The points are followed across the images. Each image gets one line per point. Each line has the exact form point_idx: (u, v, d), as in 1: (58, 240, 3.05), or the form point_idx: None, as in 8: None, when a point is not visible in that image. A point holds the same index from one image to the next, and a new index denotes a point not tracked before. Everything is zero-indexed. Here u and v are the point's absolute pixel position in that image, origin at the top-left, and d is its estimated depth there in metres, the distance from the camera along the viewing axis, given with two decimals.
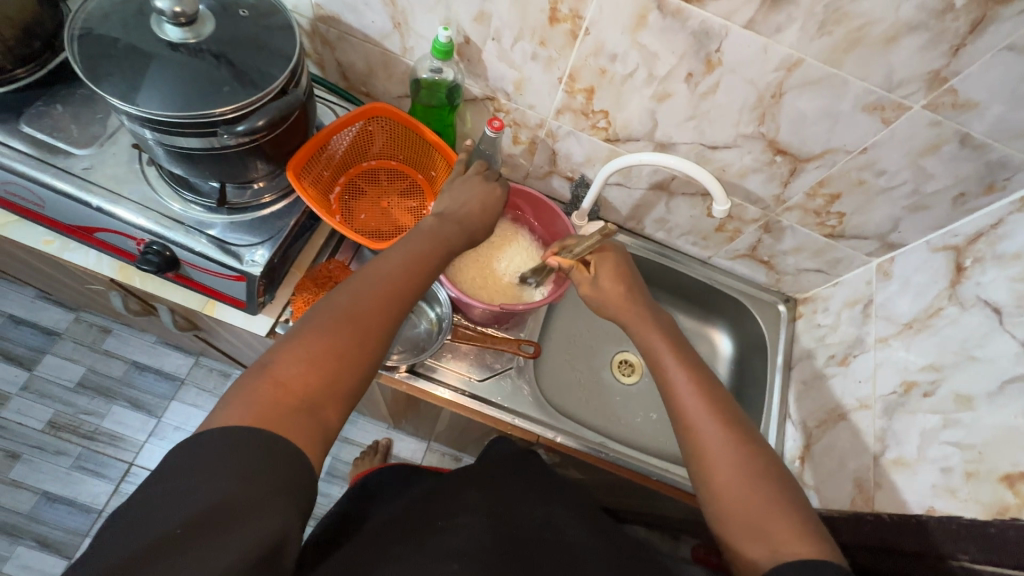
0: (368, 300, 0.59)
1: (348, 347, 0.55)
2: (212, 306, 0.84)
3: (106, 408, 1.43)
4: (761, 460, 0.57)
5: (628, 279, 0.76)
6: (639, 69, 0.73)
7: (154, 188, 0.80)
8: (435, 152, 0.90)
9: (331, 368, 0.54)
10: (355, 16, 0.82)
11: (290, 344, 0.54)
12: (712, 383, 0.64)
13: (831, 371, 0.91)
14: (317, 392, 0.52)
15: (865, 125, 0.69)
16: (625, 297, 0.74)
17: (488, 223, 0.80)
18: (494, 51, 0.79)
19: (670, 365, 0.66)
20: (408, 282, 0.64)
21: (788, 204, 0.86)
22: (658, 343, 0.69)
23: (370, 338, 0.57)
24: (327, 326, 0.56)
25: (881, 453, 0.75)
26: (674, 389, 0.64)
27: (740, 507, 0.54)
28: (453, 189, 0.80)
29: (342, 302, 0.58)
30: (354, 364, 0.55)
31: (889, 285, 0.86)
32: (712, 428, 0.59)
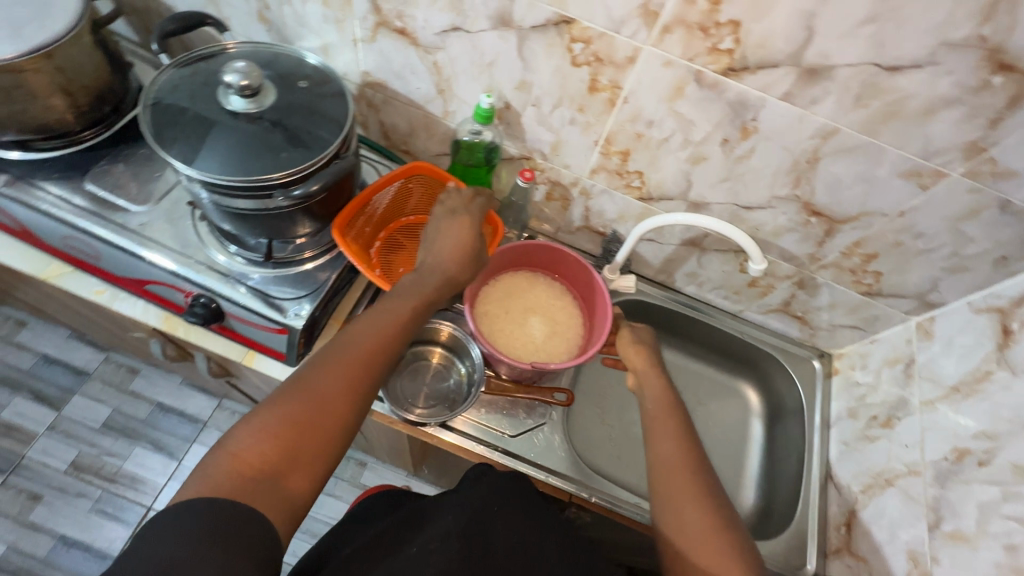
0: (339, 372, 0.59)
1: (308, 413, 0.55)
2: (252, 357, 0.86)
3: (129, 450, 1.43)
4: (743, 541, 0.59)
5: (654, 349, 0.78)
6: (675, 135, 0.76)
7: (203, 243, 0.83)
8: None
9: (289, 437, 0.53)
10: (401, 82, 0.87)
11: (250, 415, 0.54)
12: (700, 451, 0.66)
13: (874, 433, 0.88)
14: (276, 461, 0.51)
15: (902, 190, 0.70)
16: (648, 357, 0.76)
17: (470, 267, 0.74)
18: (534, 115, 0.82)
19: (667, 433, 0.67)
20: (381, 343, 0.63)
21: (823, 261, 0.87)
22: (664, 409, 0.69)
23: (340, 410, 0.57)
24: (287, 396, 0.56)
25: (935, 524, 0.72)
26: (661, 454, 0.65)
27: (711, 573, 0.56)
28: (437, 225, 0.75)
29: (308, 373, 0.58)
30: (323, 441, 0.55)
31: (931, 344, 0.84)
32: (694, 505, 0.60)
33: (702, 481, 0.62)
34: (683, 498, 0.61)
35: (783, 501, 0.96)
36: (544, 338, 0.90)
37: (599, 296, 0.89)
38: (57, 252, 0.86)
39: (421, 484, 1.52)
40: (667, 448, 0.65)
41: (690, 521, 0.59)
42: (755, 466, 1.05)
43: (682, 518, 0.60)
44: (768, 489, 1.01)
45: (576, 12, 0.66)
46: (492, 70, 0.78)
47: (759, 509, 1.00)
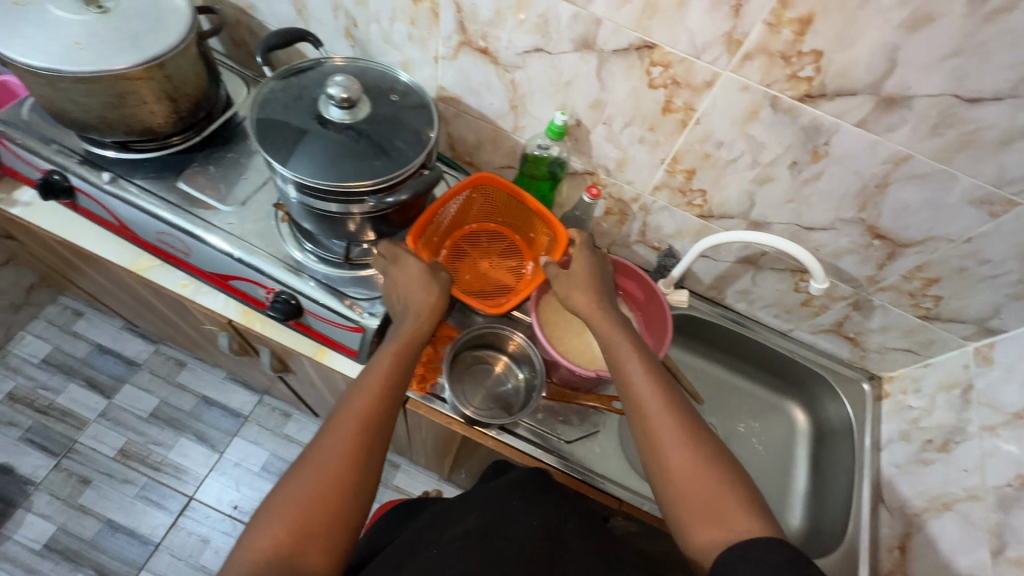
0: (338, 443, 0.64)
1: (311, 491, 0.60)
2: (323, 353, 0.90)
3: (174, 440, 1.48)
4: (718, 447, 0.62)
5: (598, 281, 0.80)
6: (743, 156, 0.79)
7: (286, 243, 0.88)
8: (535, 218, 0.96)
9: (296, 520, 0.58)
10: (475, 98, 0.91)
11: (261, 512, 0.60)
12: (661, 369, 0.70)
13: (929, 456, 0.89)
14: (290, 544, 0.56)
15: (971, 217, 0.72)
16: (597, 300, 0.77)
17: (436, 292, 0.79)
18: (603, 133, 0.86)
19: (628, 358, 0.71)
20: (370, 405, 0.68)
21: (881, 284, 0.88)
22: (619, 336, 0.74)
23: (343, 478, 0.61)
24: (289, 485, 0.61)
25: (998, 550, 0.72)
26: (629, 379, 0.69)
27: (693, 477, 0.60)
28: (388, 278, 0.81)
29: (304, 458, 0.63)
30: (336, 513, 0.60)
31: (991, 370, 0.85)
32: (667, 418, 0.64)
33: (671, 399, 0.66)
34: (665, 441, 0.62)
35: (831, 521, 0.97)
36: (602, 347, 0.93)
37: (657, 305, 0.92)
38: (148, 246, 0.92)
39: (453, 489, 1.53)
40: (633, 374, 0.69)
41: (675, 463, 0.61)
42: (802, 486, 1.06)
43: (662, 438, 0.63)
44: (815, 510, 1.01)
45: (659, 38, 0.70)
46: (568, 89, 0.82)
47: (807, 529, 1.00)
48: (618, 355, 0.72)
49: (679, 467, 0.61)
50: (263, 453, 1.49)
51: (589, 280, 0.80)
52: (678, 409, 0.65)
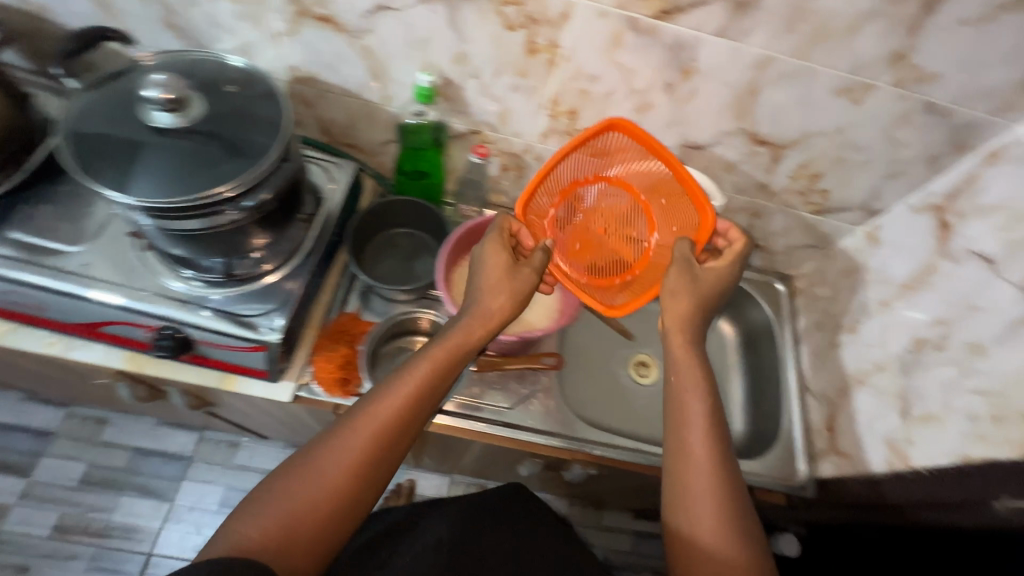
0: (360, 446, 0.55)
1: (301, 511, 0.51)
2: (231, 381, 0.83)
3: (114, 501, 1.37)
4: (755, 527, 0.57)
5: (727, 271, 0.70)
6: (619, 86, 0.77)
7: (156, 273, 0.79)
8: (640, 216, 0.78)
9: (273, 539, 0.50)
10: (333, 73, 0.83)
11: (242, 511, 0.52)
12: (721, 418, 0.62)
13: (841, 340, 0.95)
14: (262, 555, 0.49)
15: (838, 107, 0.73)
16: (687, 318, 0.66)
17: (510, 305, 0.67)
18: (477, 87, 0.81)
19: (693, 400, 0.61)
20: (399, 425, 0.57)
21: (774, 188, 0.90)
22: (683, 357, 0.64)
23: (346, 491, 0.53)
24: (278, 492, 0.52)
25: (905, 411, 0.79)
26: (687, 415, 0.61)
27: (706, 543, 0.55)
28: (476, 276, 0.69)
29: (317, 464, 0.54)
30: (324, 527, 0.52)
31: (881, 249, 0.90)
32: (703, 478, 0.57)
33: (723, 467, 0.58)
34: (698, 448, 0.59)
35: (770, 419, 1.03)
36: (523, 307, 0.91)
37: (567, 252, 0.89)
38: None
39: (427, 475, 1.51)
40: (692, 417, 0.61)
41: (702, 523, 0.56)
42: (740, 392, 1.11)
43: (693, 480, 0.57)
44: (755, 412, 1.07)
45: None
46: (427, 46, 0.76)
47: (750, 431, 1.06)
48: (682, 388, 0.63)
49: (705, 539, 0.55)
50: (219, 489, 1.41)
51: (710, 286, 0.68)
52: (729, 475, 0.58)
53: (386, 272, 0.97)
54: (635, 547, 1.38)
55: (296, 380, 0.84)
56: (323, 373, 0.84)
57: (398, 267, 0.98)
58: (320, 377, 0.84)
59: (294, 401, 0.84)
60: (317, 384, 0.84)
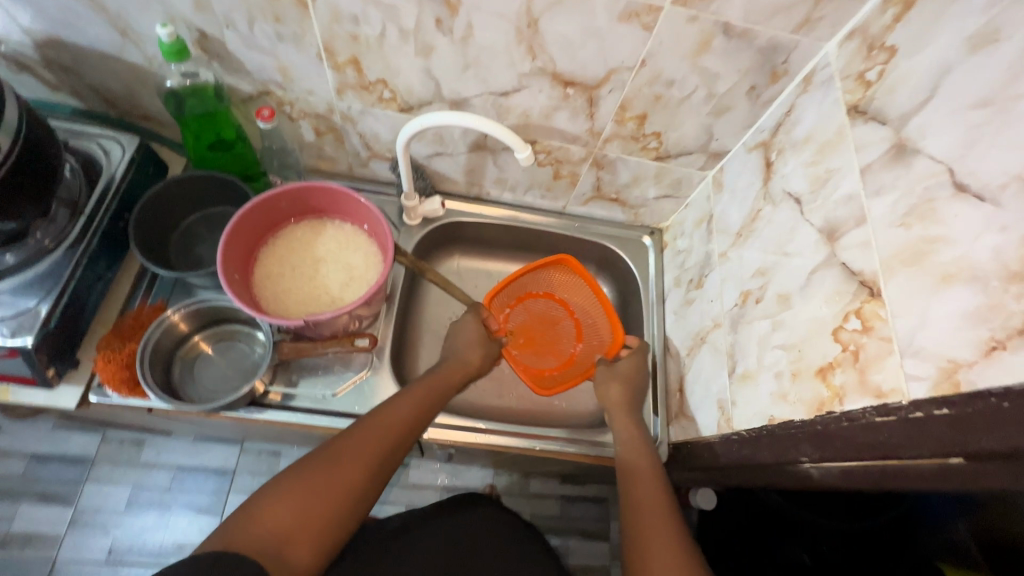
0: (365, 454, 0.61)
1: (333, 480, 0.57)
2: (5, 391, 0.74)
3: (11, 510, 1.16)
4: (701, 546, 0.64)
5: (635, 382, 0.86)
6: (388, 27, 0.67)
7: None
8: (580, 287, 0.94)
9: (318, 505, 0.55)
10: (74, 32, 0.72)
11: (271, 485, 0.56)
12: (665, 470, 0.75)
13: (692, 296, 0.88)
14: (283, 531, 0.52)
15: (630, 37, 0.64)
16: (624, 402, 0.83)
17: (484, 366, 0.85)
18: (237, 39, 0.70)
19: (644, 457, 0.76)
20: (397, 436, 0.66)
21: (604, 135, 0.82)
22: (618, 410, 0.83)
23: (361, 485, 0.59)
24: (304, 470, 0.58)
25: (732, 370, 0.73)
26: (640, 473, 0.73)
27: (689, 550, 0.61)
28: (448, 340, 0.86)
29: (336, 451, 0.61)
30: (332, 527, 0.55)
31: (723, 195, 0.83)
32: (665, 505, 0.68)
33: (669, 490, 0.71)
34: (650, 498, 0.69)
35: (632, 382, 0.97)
36: (334, 288, 0.82)
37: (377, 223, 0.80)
38: None
39: None
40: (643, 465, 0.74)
41: (656, 536, 0.63)
42: None
43: (650, 519, 0.65)
44: None
45: None
46: None
47: None
48: (629, 441, 0.79)
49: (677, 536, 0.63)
50: (125, 490, 1.20)
51: (624, 390, 0.84)
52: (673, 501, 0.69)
53: (207, 255, 0.89)
54: (564, 511, 1.24)
55: (84, 383, 0.77)
56: (104, 371, 0.74)
57: (219, 250, 0.90)
58: (103, 380, 0.75)
59: (84, 406, 0.77)
60: (106, 387, 0.76)
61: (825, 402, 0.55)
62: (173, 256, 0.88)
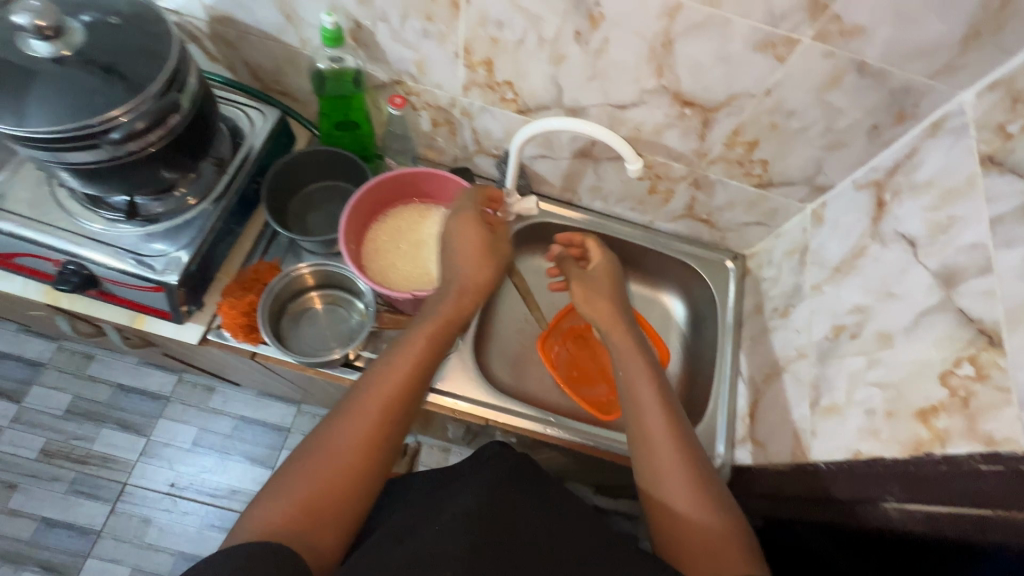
0: (353, 421, 0.61)
1: (330, 458, 0.58)
2: (142, 320, 0.84)
3: (95, 432, 1.30)
4: (724, 496, 0.63)
5: (615, 279, 0.89)
6: (528, 35, 0.72)
7: (67, 209, 0.80)
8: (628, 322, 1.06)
9: (323, 481, 0.57)
10: (246, 13, 0.81)
11: (275, 481, 0.57)
12: (675, 405, 0.70)
13: (774, 324, 0.89)
14: (291, 519, 0.54)
15: (761, 65, 0.67)
16: (611, 317, 0.83)
17: (487, 263, 0.79)
18: (387, 32, 0.77)
19: (643, 400, 0.70)
20: (383, 386, 0.64)
21: (709, 156, 0.84)
22: (626, 361, 0.76)
23: (355, 449, 0.59)
24: (302, 460, 0.59)
25: (815, 402, 0.73)
26: (640, 412, 0.70)
27: (700, 517, 0.60)
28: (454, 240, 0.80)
29: (326, 432, 0.61)
30: (351, 490, 0.58)
31: (822, 229, 0.83)
32: (674, 455, 0.64)
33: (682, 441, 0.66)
34: (656, 429, 0.67)
35: (698, 401, 0.98)
36: (434, 266, 0.88)
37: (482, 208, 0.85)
38: None
39: None
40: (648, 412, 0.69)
41: (670, 482, 0.62)
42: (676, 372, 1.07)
43: (667, 491, 0.62)
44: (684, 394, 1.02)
45: None
46: None
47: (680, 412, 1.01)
48: (631, 384, 0.73)
49: (690, 497, 0.61)
50: (193, 429, 1.32)
51: (608, 301, 0.85)
52: (699, 464, 0.64)
53: (316, 224, 0.97)
54: None
55: (205, 323, 0.85)
56: (228, 318, 0.84)
57: (327, 221, 0.98)
58: (225, 323, 0.84)
59: (203, 343, 0.86)
60: (224, 329, 0.85)
61: (922, 444, 0.55)
62: (288, 220, 0.96)
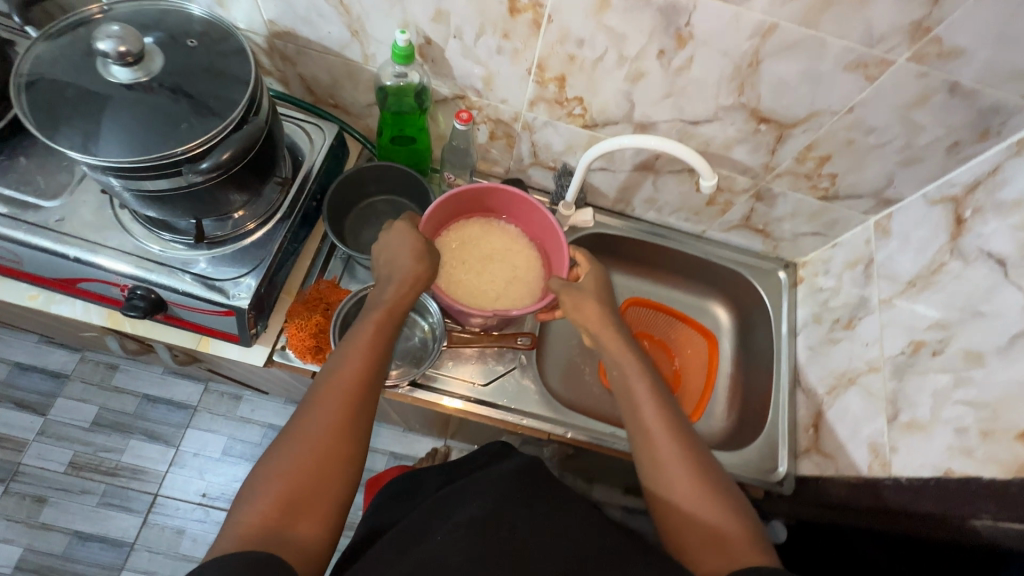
0: (326, 410, 0.58)
1: (304, 451, 0.56)
2: (206, 343, 0.84)
3: (123, 443, 1.28)
4: (721, 480, 0.60)
5: (605, 286, 0.78)
6: (608, 52, 0.71)
7: (129, 232, 0.78)
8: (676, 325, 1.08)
9: (299, 474, 0.54)
10: (310, 28, 0.79)
11: (251, 480, 0.55)
12: (667, 397, 0.66)
13: (837, 336, 0.89)
14: (271, 517, 0.52)
15: (849, 84, 0.66)
16: (601, 317, 0.73)
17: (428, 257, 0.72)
18: (458, 48, 0.76)
19: (638, 391, 0.66)
20: (356, 373, 0.62)
21: (777, 170, 0.84)
22: (620, 351, 0.70)
23: (329, 438, 0.57)
24: (276, 454, 0.56)
25: (893, 417, 0.74)
26: (637, 404, 0.65)
27: (696, 505, 0.58)
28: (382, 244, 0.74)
29: (297, 424, 0.58)
30: (328, 483, 0.55)
31: (889, 242, 0.84)
32: (672, 447, 0.61)
33: (678, 432, 0.63)
34: (652, 424, 0.63)
35: (754, 410, 0.99)
36: (500, 285, 0.87)
37: (550, 226, 0.85)
38: None
39: (414, 437, 1.37)
40: (643, 404, 0.65)
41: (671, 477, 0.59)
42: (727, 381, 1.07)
43: (668, 480, 0.60)
44: (739, 402, 1.02)
45: None
46: (403, 2, 0.71)
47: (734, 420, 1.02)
48: (624, 375, 0.68)
49: (683, 487, 0.59)
50: (221, 439, 1.30)
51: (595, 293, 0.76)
52: (693, 449, 0.62)
53: (371, 240, 0.96)
54: None
55: (270, 345, 0.84)
56: (295, 341, 0.83)
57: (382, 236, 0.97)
58: (292, 345, 0.84)
59: (268, 364, 0.85)
60: (290, 350, 0.84)
61: None
62: (344, 235, 0.95)
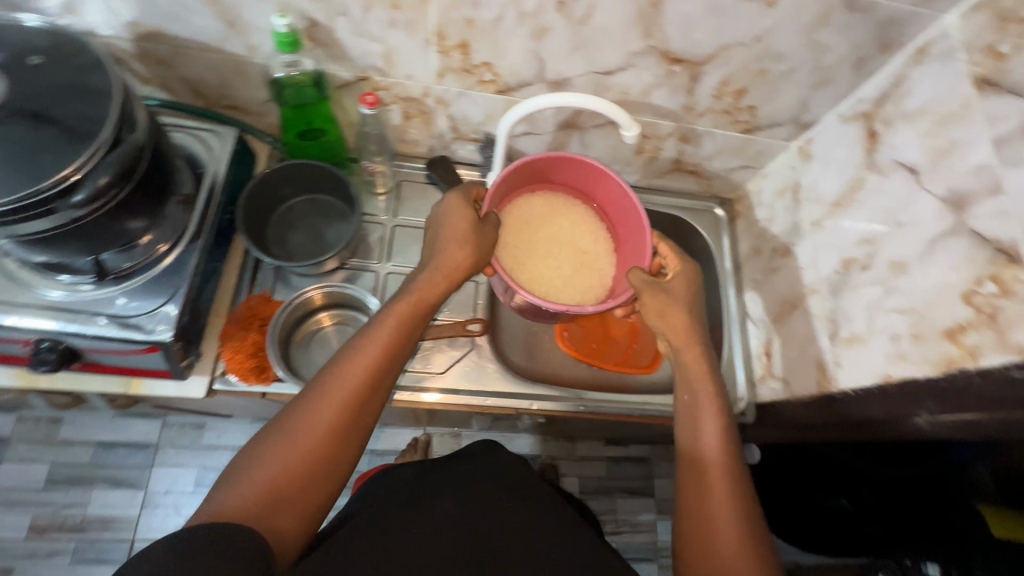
0: (341, 404, 0.55)
1: (305, 442, 0.53)
2: (137, 384, 0.79)
3: (86, 495, 1.17)
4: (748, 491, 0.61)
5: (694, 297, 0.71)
6: (506, 11, 0.67)
7: (19, 281, 0.70)
8: None
9: (296, 464, 0.52)
10: (180, 25, 0.71)
11: (248, 456, 0.52)
12: (730, 421, 0.66)
13: (776, 264, 0.91)
14: (261, 498, 0.50)
15: (751, 13, 0.65)
16: (687, 334, 0.69)
17: (481, 252, 0.67)
18: (348, 27, 0.70)
19: (704, 400, 0.66)
20: (379, 375, 0.58)
21: (697, 110, 0.83)
22: (696, 364, 0.69)
23: (333, 438, 0.54)
24: (279, 436, 0.53)
25: (834, 334, 0.77)
26: (701, 413, 0.66)
27: (719, 511, 0.59)
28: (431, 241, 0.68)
29: (307, 407, 0.55)
30: (314, 486, 0.53)
31: (812, 165, 0.85)
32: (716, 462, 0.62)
33: (731, 455, 0.63)
34: (709, 437, 0.64)
35: (711, 348, 1.01)
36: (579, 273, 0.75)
37: (631, 209, 0.71)
38: None
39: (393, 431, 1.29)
40: (705, 417, 0.65)
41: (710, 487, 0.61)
42: None
43: (705, 484, 0.61)
44: None
45: None
46: None
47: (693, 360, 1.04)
48: (692, 386, 0.68)
49: (718, 494, 0.60)
50: (192, 471, 1.21)
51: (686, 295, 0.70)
52: (737, 465, 0.63)
53: (298, 246, 0.91)
54: (610, 472, 1.29)
55: (209, 373, 0.80)
56: (234, 364, 0.79)
57: (308, 239, 0.92)
58: (231, 369, 0.79)
59: (211, 395, 0.80)
60: (231, 374, 0.80)
61: (954, 361, 0.59)
62: (267, 244, 0.90)
